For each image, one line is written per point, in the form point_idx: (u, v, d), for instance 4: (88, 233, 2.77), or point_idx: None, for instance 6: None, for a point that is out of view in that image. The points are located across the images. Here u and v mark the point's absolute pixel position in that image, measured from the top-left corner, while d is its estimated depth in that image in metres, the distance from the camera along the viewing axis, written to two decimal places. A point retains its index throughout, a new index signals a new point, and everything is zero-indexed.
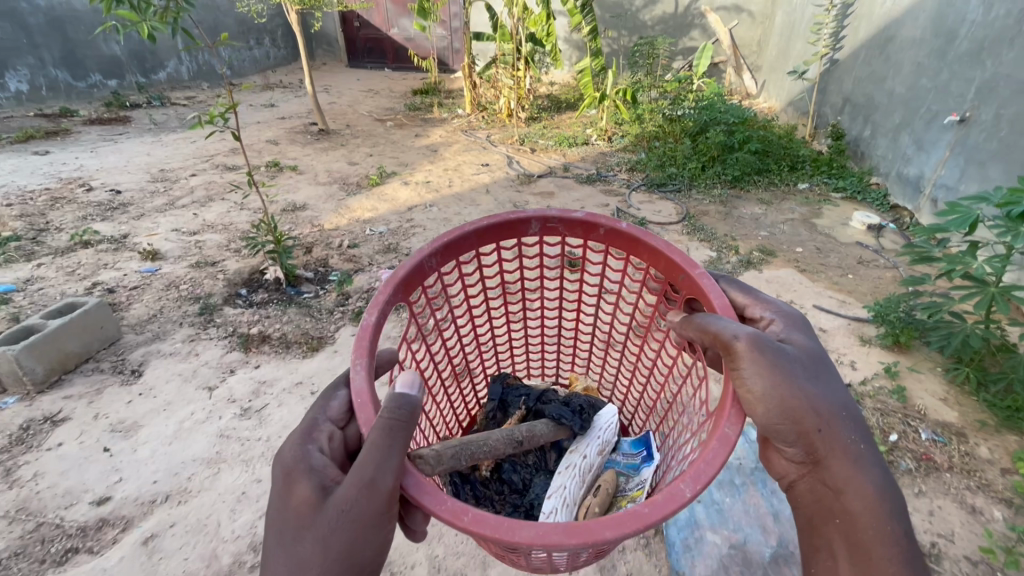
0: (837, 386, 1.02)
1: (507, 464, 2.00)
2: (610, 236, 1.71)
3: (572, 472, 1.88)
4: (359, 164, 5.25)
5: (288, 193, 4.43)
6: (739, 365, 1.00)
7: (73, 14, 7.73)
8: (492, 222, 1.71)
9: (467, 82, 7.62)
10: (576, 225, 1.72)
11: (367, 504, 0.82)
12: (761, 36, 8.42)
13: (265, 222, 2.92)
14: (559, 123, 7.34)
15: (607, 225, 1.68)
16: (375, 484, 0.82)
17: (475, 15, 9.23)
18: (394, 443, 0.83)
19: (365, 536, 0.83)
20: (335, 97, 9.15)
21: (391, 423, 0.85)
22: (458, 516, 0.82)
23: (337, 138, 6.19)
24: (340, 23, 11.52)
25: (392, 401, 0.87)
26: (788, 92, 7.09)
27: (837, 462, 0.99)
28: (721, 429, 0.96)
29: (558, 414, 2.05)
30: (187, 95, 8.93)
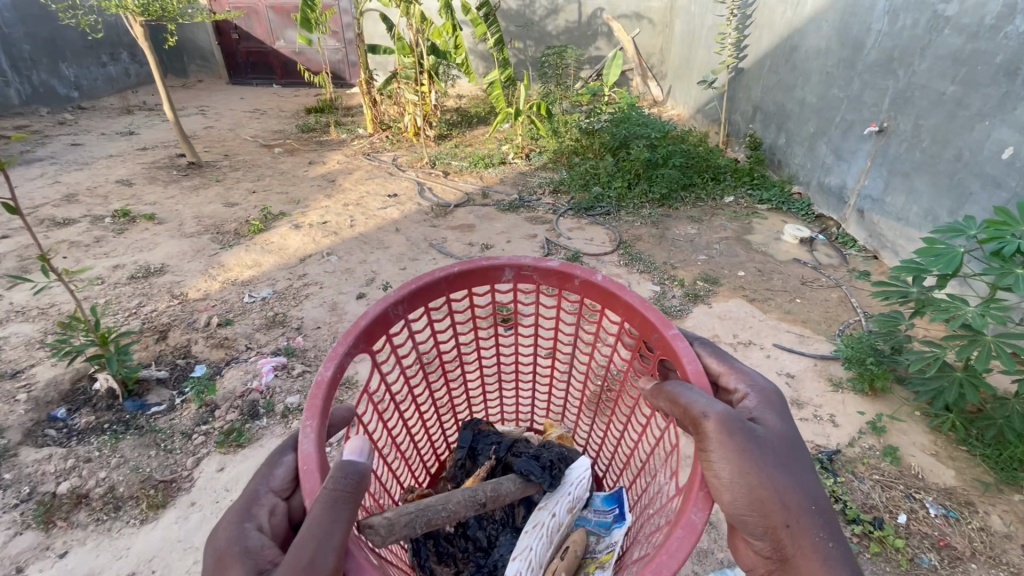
0: (811, 479, 0.96)
1: (472, 520, 1.58)
2: (584, 285, 1.46)
3: (538, 531, 1.46)
4: (239, 205, 4.38)
5: (141, 253, 3.51)
6: (708, 448, 0.96)
7: None
8: (463, 270, 1.45)
9: (366, 99, 6.89)
10: (551, 274, 1.47)
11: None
12: (663, 44, 8.47)
13: (67, 319, 2.05)
14: (471, 140, 6.85)
15: (582, 275, 1.44)
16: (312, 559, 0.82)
17: (369, 26, 8.50)
18: (334, 519, 0.84)
19: None
20: (213, 119, 7.99)
21: (335, 495, 0.87)
22: None
23: (211, 171, 5.23)
24: (215, 35, 10.23)
25: (337, 474, 0.89)
26: (695, 100, 7.12)
27: (804, 560, 0.92)
28: (688, 515, 0.92)
29: (526, 468, 1.57)
30: (17, 124, 7.35)
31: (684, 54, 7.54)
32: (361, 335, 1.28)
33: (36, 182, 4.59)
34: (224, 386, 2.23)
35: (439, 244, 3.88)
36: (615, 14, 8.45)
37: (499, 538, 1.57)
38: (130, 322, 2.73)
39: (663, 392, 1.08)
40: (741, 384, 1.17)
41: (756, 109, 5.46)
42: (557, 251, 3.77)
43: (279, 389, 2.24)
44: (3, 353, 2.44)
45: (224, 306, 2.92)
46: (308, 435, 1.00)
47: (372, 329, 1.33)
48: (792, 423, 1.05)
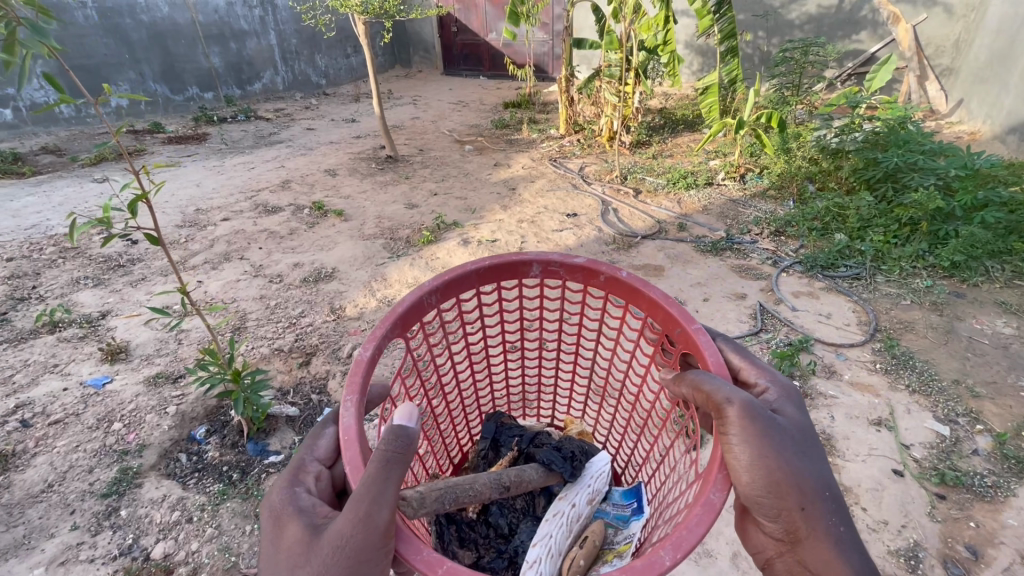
0: (826, 463, 0.87)
1: (493, 507, 1.46)
2: (614, 286, 1.28)
3: (558, 518, 1.30)
4: (420, 210, 4.27)
5: (320, 252, 3.57)
6: (729, 433, 0.86)
7: (175, 28, 7.72)
8: (495, 261, 1.29)
9: (563, 97, 6.43)
10: (577, 270, 1.30)
11: (360, 545, 0.74)
12: (961, 32, 6.16)
13: (206, 350, 1.95)
14: (672, 150, 5.92)
15: (610, 273, 1.26)
16: (372, 522, 0.74)
17: (579, 18, 8.00)
18: (388, 477, 0.76)
19: (363, 571, 0.74)
20: (421, 110, 8.44)
21: (386, 458, 0.77)
22: (434, 568, 0.74)
23: (404, 167, 5.33)
24: (437, 28, 10.85)
25: (387, 436, 0.80)
26: (1010, 116, 5.01)
27: (814, 543, 0.84)
28: (706, 493, 0.81)
29: (548, 457, 1.45)
30: (275, 107, 8.68)
31: (998, 49, 5.37)
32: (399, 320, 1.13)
33: (267, 168, 5.17)
34: None
35: None
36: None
37: (519, 525, 1.43)
38: (283, 337, 2.66)
39: (684, 380, 0.97)
40: (761, 377, 1.03)
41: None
42: (775, 328, 2.78)
43: None
44: (178, 352, 2.53)
45: (372, 334, 2.70)
46: (350, 404, 0.90)
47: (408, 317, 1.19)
48: (803, 416, 0.95)
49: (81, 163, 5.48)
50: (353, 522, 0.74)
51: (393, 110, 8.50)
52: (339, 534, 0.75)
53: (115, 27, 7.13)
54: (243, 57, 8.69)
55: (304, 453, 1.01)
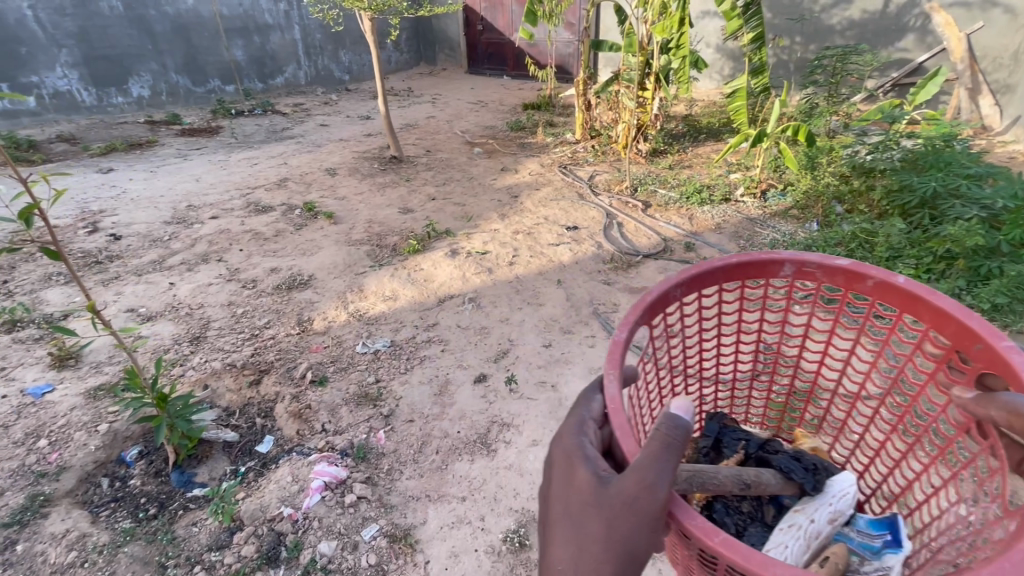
0: None
1: (715, 503, 1.12)
2: (882, 293, 1.00)
3: (795, 530, 1.00)
4: (415, 216, 4.09)
5: (301, 258, 3.42)
6: None
7: (199, 20, 7.76)
8: (742, 258, 1.07)
9: (580, 101, 6.17)
10: (837, 273, 1.05)
11: (642, 511, 0.66)
12: None
13: (127, 372, 1.80)
14: (692, 161, 5.59)
15: (880, 276, 0.99)
16: (654, 490, 0.66)
17: (604, 18, 7.70)
18: (668, 457, 0.66)
19: (638, 536, 0.68)
20: (439, 109, 8.29)
21: (665, 438, 0.66)
22: (707, 537, 0.65)
23: (406, 168, 5.16)
24: (463, 26, 10.68)
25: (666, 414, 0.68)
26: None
27: None
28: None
29: (785, 463, 1.07)
30: (294, 102, 8.66)
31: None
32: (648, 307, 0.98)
33: (269, 166, 5.09)
34: (255, 499, 1.73)
35: (609, 310, 2.91)
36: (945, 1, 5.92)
37: (748, 531, 1.07)
38: (240, 350, 2.50)
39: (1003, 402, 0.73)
40: None
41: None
42: None
43: (316, 525, 1.66)
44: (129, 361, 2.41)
45: (334, 352, 2.51)
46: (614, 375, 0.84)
47: (655, 304, 1.01)
48: None
49: (92, 153, 5.52)
50: (633, 485, 0.66)
51: (410, 108, 8.38)
52: (619, 494, 0.68)
53: (139, 18, 7.20)
54: (266, 51, 8.70)
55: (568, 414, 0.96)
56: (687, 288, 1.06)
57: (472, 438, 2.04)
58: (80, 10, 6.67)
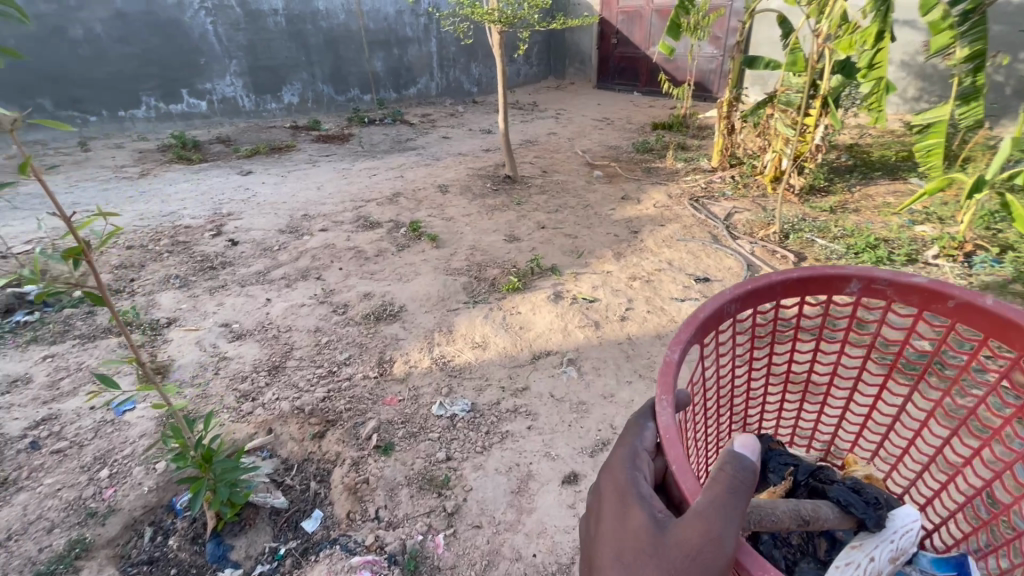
0: None
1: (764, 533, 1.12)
2: (963, 314, 1.03)
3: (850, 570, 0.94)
4: (520, 247, 3.72)
5: (396, 283, 3.21)
6: None
7: (347, 34, 8.28)
8: (809, 273, 1.11)
9: (721, 124, 5.40)
10: (913, 291, 1.08)
11: (702, 561, 0.69)
12: None
13: (173, 428, 1.55)
14: (861, 205, 4.57)
15: (964, 298, 1.01)
16: (720, 541, 0.69)
17: (760, 31, 6.80)
18: (735, 507, 0.70)
19: None
20: (561, 126, 7.96)
21: (732, 487, 0.71)
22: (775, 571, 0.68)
23: (519, 190, 4.85)
24: (597, 39, 10.26)
25: (726, 463, 0.72)
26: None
27: None
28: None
29: (841, 496, 1.03)
30: (423, 112, 8.89)
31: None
32: (701, 326, 1.02)
33: (385, 178, 5.09)
34: None
35: None
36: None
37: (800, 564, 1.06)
38: (313, 391, 2.29)
39: None
40: None
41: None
42: None
43: None
44: (208, 387, 2.32)
45: (408, 410, 2.19)
46: (668, 405, 0.89)
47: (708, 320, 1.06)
48: None
49: (239, 154, 6.00)
50: (689, 527, 0.72)
51: (533, 123, 8.16)
52: (680, 535, 0.73)
53: (297, 32, 7.84)
54: (403, 62, 9.04)
55: (630, 440, 0.96)
56: (742, 304, 1.11)
57: (550, 568, 1.59)
58: (251, 24, 7.41)
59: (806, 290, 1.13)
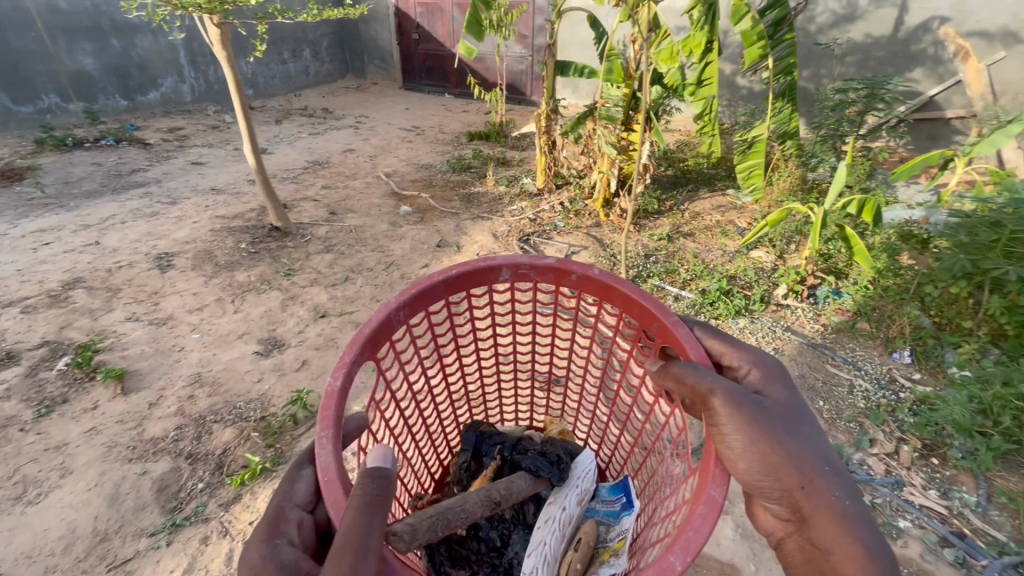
0: (822, 439, 0.87)
1: (482, 520, 1.28)
2: (586, 284, 1.20)
3: (551, 525, 1.19)
4: (280, 370, 2.37)
5: (9, 516, 1.69)
6: (717, 421, 0.89)
7: (17, 16, 5.63)
8: (461, 270, 1.18)
9: (541, 140, 4.60)
10: (548, 271, 1.21)
11: None
12: None
13: None
14: (696, 228, 4.21)
15: (580, 270, 1.18)
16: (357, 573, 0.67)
17: (567, 30, 6.28)
18: (372, 521, 0.72)
19: None
20: (361, 138, 6.56)
21: (366, 502, 0.74)
22: None
23: (291, 252, 3.42)
24: (396, 34, 8.97)
25: (364, 481, 0.76)
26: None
27: (821, 525, 0.82)
28: (708, 492, 0.82)
29: (534, 463, 1.30)
30: (170, 125, 6.65)
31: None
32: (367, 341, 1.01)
33: (64, 253, 3.23)
34: None
35: None
36: (962, 27, 4.91)
37: (513, 536, 1.29)
38: None
39: (672, 373, 0.98)
40: (743, 359, 1.03)
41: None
42: None
43: None
44: None
45: None
46: (326, 444, 0.84)
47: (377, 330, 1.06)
48: (790, 391, 0.96)
49: None
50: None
51: (325, 137, 6.60)
52: None
53: None
54: (130, 59, 6.63)
55: (279, 498, 0.87)
56: (409, 312, 1.12)
57: None
58: None
59: (463, 285, 1.20)
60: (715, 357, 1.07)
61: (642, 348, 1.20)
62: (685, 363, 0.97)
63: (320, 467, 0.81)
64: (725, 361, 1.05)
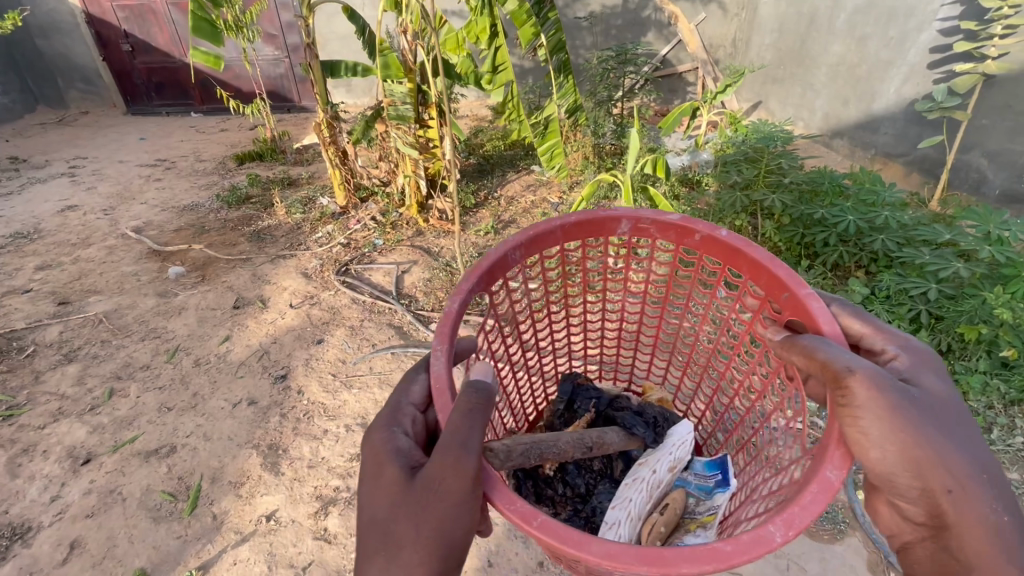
0: (982, 440, 0.70)
1: (570, 465, 1.26)
2: (710, 245, 1.03)
3: (638, 483, 1.10)
4: (31, 574, 1.64)
5: None
6: (855, 410, 0.72)
7: None
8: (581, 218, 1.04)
9: (330, 154, 4.03)
10: (669, 229, 1.05)
11: (449, 490, 0.65)
12: (742, 33, 5.73)
13: None
14: (515, 214, 4.18)
15: (706, 231, 1.02)
16: (460, 468, 0.65)
17: (321, 23, 5.63)
18: (475, 426, 0.67)
19: (451, 515, 0.66)
20: (83, 188, 5.02)
21: (467, 408, 0.68)
22: (527, 519, 0.66)
23: (6, 381, 2.41)
24: (97, 46, 7.07)
25: (470, 387, 0.71)
26: (829, 119, 4.71)
27: (969, 536, 0.68)
28: (821, 472, 0.71)
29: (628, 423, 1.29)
30: None
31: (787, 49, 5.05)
32: (485, 273, 0.95)
33: None
34: None
35: None
36: None
37: (598, 487, 1.25)
38: None
39: (797, 346, 0.83)
40: (890, 342, 0.84)
41: (1006, 160, 3.34)
42: None
43: None
44: None
45: None
46: (439, 353, 0.80)
47: (493, 270, 0.98)
48: (944, 380, 0.77)
49: None
50: (442, 468, 0.65)
51: (22, 196, 4.87)
52: (428, 473, 0.66)
53: None
54: None
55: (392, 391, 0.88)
56: (526, 251, 1.03)
57: None
58: None
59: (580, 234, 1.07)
60: (851, 340, 0.89)
61: (764, 319, 1.04)
62: (818, 337, 0.81)
63: (432, 374, 0.78)
64: (862, 342, 0.88)
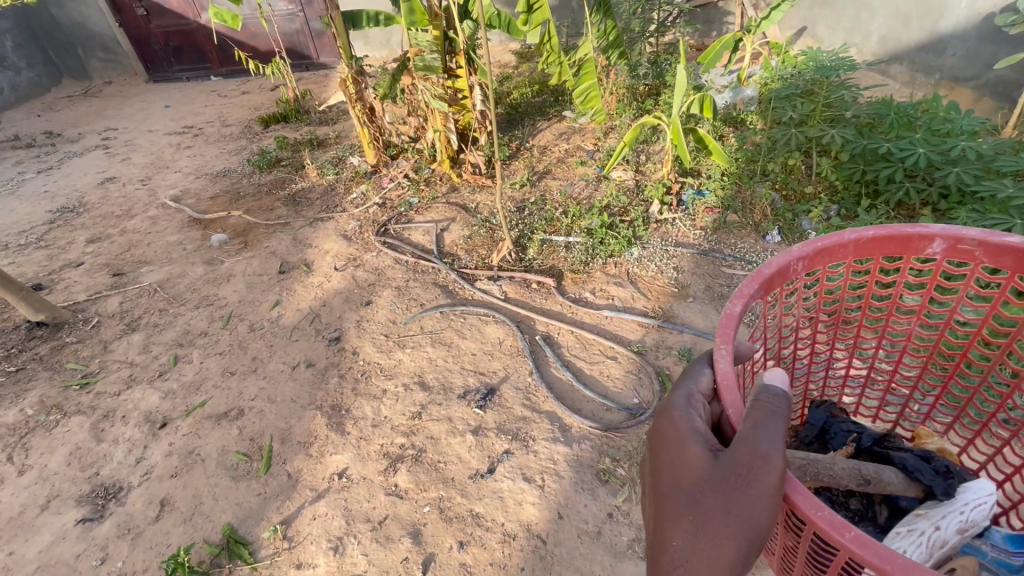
0: None
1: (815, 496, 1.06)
2: None
3: (915, 535, 0.88)
4: (130, 530, 1.75)
5: None
6: None
7: None
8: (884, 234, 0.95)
9: (358, 111, 3.90)
10: (1000, 253, 0.92)
11: (755, 480, 0.63)
12: None
13: None
14: (549, 164, 4.03)
15: None
16: (768, 458, 0.63)
17: None
18: (776, 426, 0.65)
19: (752, 505, 0.63)
20: (116, 159, 5.06)
21: (768, 408, 0.66)
22: (836, 528, 0.60)
23: (77, 352, 2.51)
24: (112, 12, 6.95)
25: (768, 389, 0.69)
26: (885, 43, 4.29)
27: None
28: None
29: (911, 463, 1.00)
30: None
31: None
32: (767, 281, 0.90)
33: None
34: None
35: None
36: None
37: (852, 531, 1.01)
38: None
39: None
40: None
41: None
42: None
43: None
44: None
45: None
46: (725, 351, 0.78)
47: (774, 279, 0.92)
48: None
49: None
50: (747, 456, 0.64)
51: (61, 170, 4.95)
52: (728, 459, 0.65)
53: None
54: None
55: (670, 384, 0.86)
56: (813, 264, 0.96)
57: None
58: None
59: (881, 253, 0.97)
60: None
61: None
62: None
63: (717, 370, 0.77)
64: None
